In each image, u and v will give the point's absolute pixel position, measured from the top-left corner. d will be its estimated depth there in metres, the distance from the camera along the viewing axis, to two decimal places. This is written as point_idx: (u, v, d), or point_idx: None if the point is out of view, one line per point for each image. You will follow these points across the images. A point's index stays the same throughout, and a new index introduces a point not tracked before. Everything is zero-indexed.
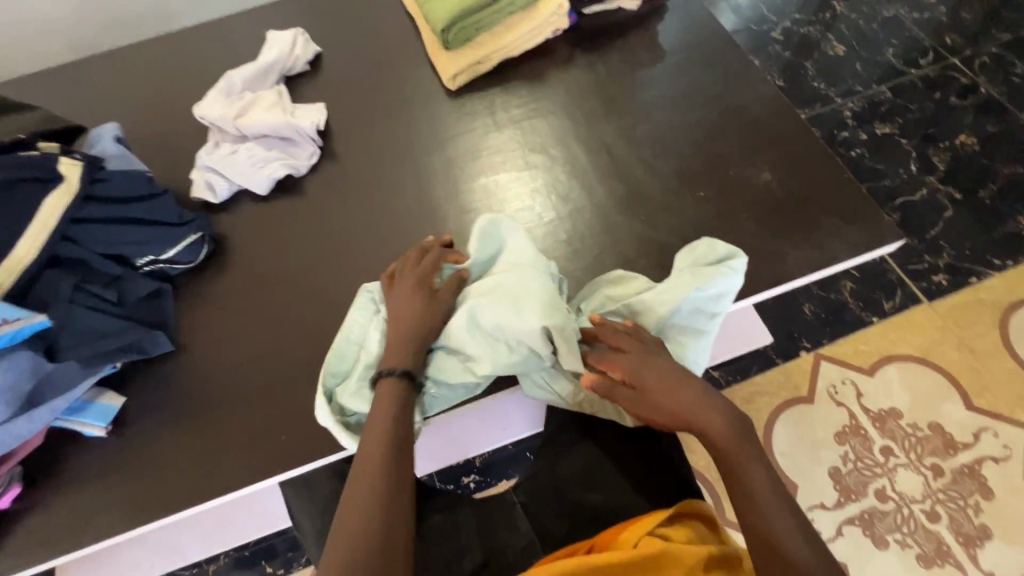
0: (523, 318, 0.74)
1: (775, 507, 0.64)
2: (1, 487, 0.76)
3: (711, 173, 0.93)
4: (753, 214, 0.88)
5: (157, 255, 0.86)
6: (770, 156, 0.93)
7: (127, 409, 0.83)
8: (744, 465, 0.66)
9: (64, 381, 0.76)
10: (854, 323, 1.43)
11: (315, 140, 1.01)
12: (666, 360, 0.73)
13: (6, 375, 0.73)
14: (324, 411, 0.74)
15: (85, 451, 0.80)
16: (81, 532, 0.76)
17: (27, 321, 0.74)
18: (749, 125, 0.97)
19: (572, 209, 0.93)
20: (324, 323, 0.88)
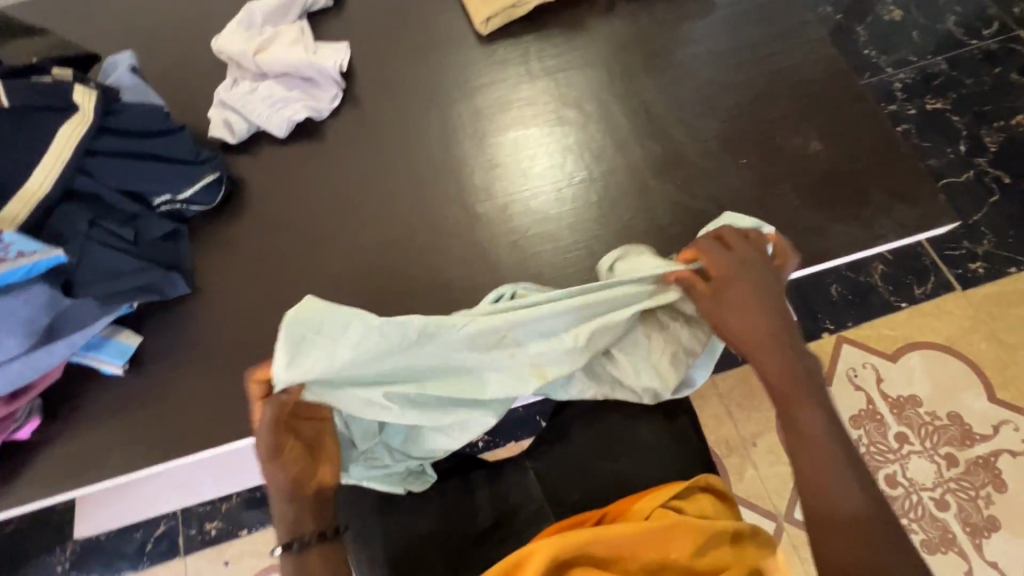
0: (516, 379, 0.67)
1: (845, 470, 0.59)
2: (22, 418, 0.76)
3: (756, 139, 0.87)
4: (798, 186, 0.83)
5: (173, 194, 0.84)
6: (821, 124, 0.87)
7: (143, 348, 0.82)
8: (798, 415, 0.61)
9: (81, 317, 0.76)
10: (882, 307, 1.39)
11: (337, 83, 0.96)
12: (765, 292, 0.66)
13: (24, 307, 0.72)
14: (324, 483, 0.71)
15: (103, 388, 0.80)
16: (100, 467, 0.77)
17: (43, 254, 0.71)
18: (800, 88, 0.90)
19: (604, 171, 0.88)
20: (342, 275, 0.86)
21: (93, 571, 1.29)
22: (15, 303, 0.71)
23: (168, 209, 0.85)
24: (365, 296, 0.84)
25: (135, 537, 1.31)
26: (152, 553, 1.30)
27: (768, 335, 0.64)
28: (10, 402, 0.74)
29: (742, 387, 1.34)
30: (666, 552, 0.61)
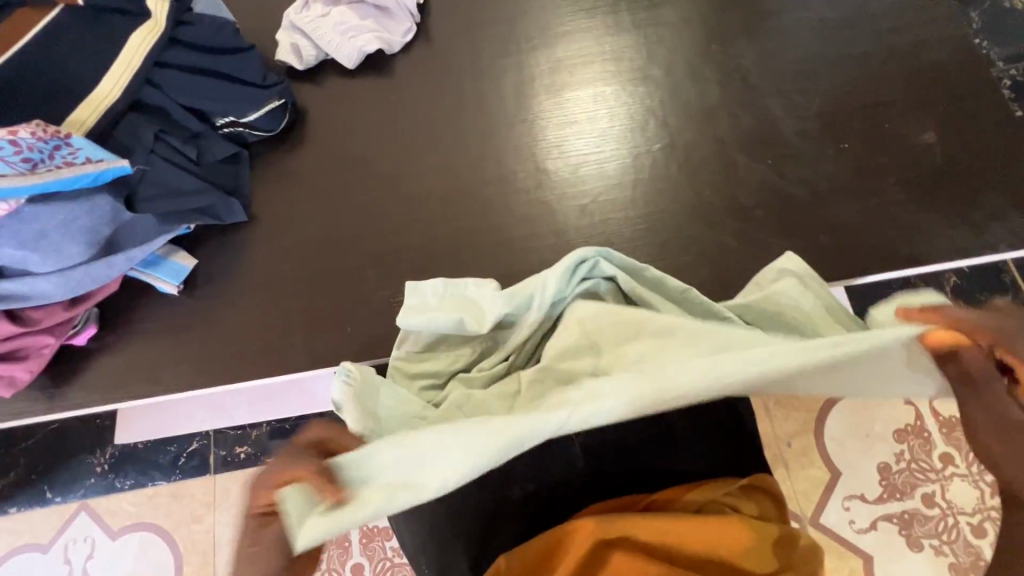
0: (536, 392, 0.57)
1: None
2: (79, 325, 0.77)
3: (862, 123, 0.79)
4: (902, 179, 0.76)
5: (238, 117, 0.81)
6: (938, 114, 0.78)
7: (198, 271, 0.82)
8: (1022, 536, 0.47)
9: (140, 233, 0.75)
10: None
11: (412, 16, 0.90)
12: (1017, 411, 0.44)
13: (87, 217, 0.71)
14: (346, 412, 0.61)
15: (157, 305, 0.81)
16: (149, 381, 0.78)
17: (110, 164, 0.69)
18: (921, 71, 0.81)
19: (688, 140, 0.81)
20: (400, 220, 0.83)
21: (129, 476, 1.36)
22: (79, 211, 0.71)
23: (230, 132, 0.82)
24: (422, 244, 0.81)
25: (169, 450, 1.37)
26: (184, 468, 1.36)
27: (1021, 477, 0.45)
28: (70, 307, 0.75)
29: None
30: (716, 545, 0.59)
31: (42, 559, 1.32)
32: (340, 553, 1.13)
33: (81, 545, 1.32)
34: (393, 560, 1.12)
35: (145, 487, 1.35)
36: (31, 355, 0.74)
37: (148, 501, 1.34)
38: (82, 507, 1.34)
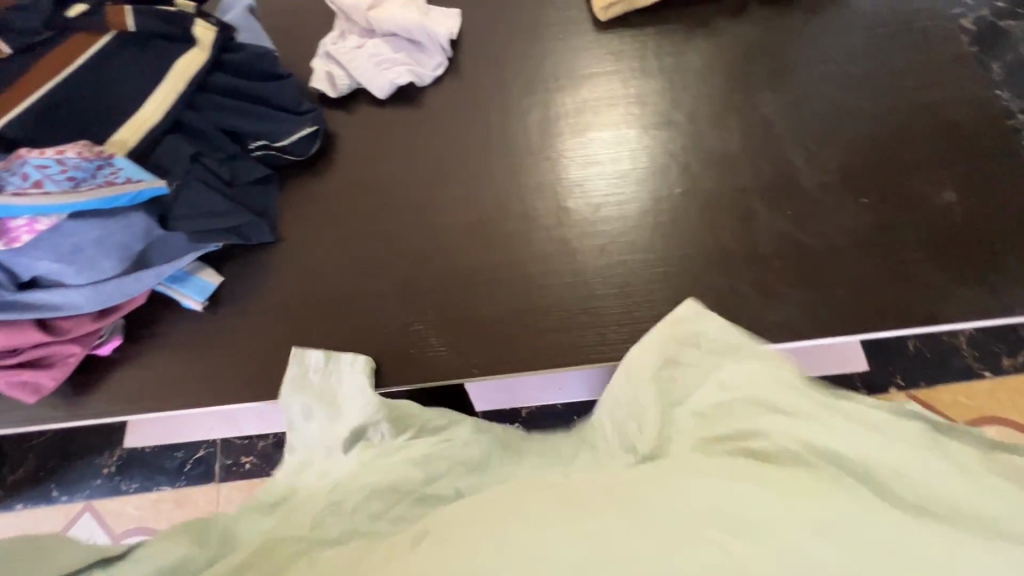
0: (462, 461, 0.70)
1: None
2: (105, 336, 0.79)
3: (882, 178, 0.80)
4: (921, 237, 0.76)
5: (272, 141, 0.83)
6: (958, 174, 0.79)
7: (222, 288, 0.84)
8: None
9: (170, 249, 0.78)
10: (961, 373, 1.29)
11: (444, 51, 0.93)
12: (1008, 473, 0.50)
13: (123, 233, 0.74)
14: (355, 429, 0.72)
15: (181, 320, 0.83)
16: (168, 394, 0.80)
17: (149, 184, 0.72)
18: (943, 130, 0.82)
19: (708, 186, 0.83)
20: (421, 249, 0.84)
21: (135, 480, 1.37)
22: (115, 227, 0.73)
23: (262, 154, 0.85)
24: (442, 275, 0.83)
25: (176, 456, 1.38)
26: (189, 474, 1.37)
27: None
28: (98, 319, 0.77)
29: None
30: None
31: None
32: None
33: None
34: None
35: (150, 491, 1.36)
36: (57, 364, 0.76)
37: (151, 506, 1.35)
38: (87, 508, 1.36)
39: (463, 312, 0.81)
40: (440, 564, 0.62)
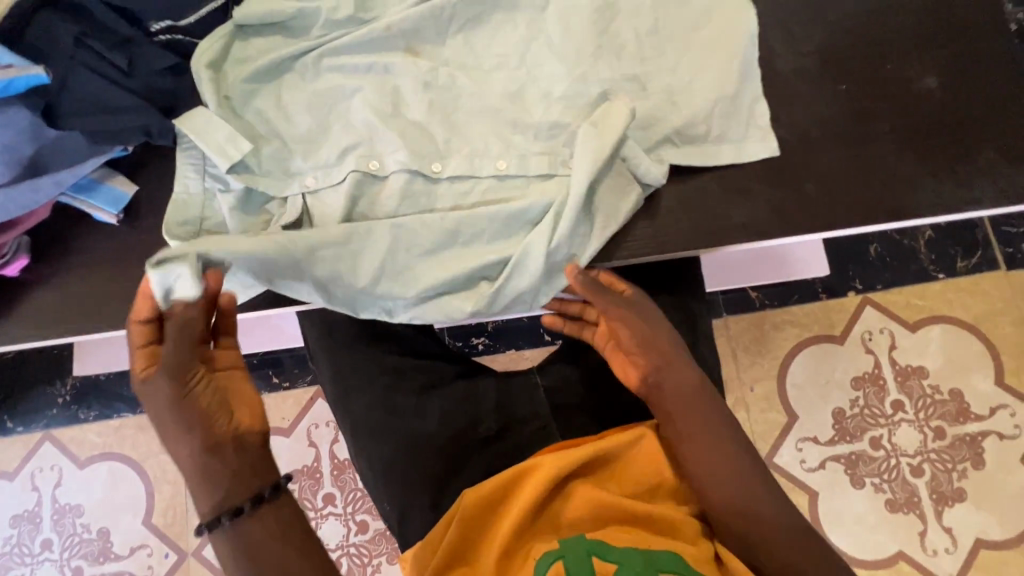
0: (415, 112, 0.73)
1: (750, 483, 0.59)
2: (8, 255, 0.71)
3: (861, 60, 0.75)
4: (898, 127, 0.73)
5: (176, 21, 0.71)
6: (937, 57, 0.74)
7: (139, 199, 0.75)
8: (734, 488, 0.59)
9: (70, 151, 0.68)
10: (917, 274, 1.32)
11: None
12: (652, 318, 0.66)
13: (4, 132, 0.65)
14: (258, 163, 0.70)
15: (96, 235, 0.74)
16: (91, 317, 0.73)
17: (21, 71, 0.62)
18: (926, 8, 0.76)
19: (680, 58, 0.73)
20: (346, 127, 0.72)
21: (92, 408, 1.33)
22: None
23: (169, 40, 0.72)
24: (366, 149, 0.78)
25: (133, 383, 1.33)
26: None
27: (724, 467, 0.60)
28: None
29: (753, 332, 1.30)
30: (663, 476, 0.63)
31: (8, 486, 1.31)
32: (310, 484, 1.22)
33: (47, 474, 1.31)
34: (362, 491, 1.23)
35: (111, 418, 1.33)
36: None
37: (114, 432, 1.33)
38: (46, 437, 1.32)
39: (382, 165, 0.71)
40: (408, 90, 0.73)
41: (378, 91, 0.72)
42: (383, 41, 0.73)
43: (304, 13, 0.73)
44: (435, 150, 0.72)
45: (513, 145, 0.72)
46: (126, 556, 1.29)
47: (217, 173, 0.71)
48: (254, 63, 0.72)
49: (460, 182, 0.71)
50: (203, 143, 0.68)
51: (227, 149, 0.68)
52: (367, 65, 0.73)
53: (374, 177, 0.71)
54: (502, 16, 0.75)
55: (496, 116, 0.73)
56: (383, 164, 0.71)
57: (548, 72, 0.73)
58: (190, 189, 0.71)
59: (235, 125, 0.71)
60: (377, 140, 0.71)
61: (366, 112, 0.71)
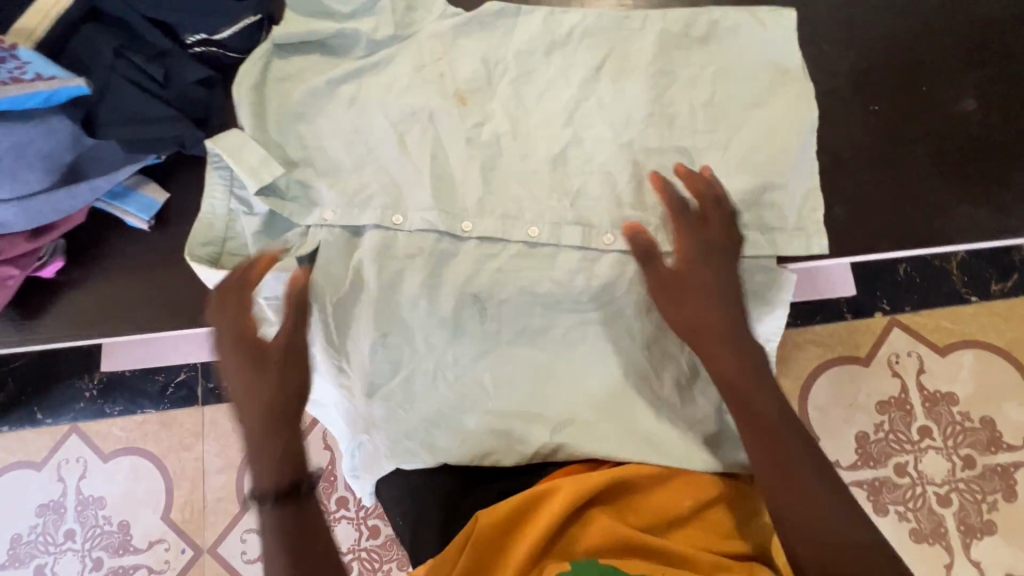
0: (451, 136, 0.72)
1: (781, 470, 0.57)
2: (45, 256, 0.73)
3: (896, 82, 0.73)
4: (931, 151, 0.71)
5: (211, 34, 0.73)
6: (974, 80, 0.73)
7: (169, 206, 0.76)
8: (774, 457, 0.58)
9: (108, 161, 0.71)
10: (948, 297, 1.28)
11: None
12: (657, 268, 0.64)
13: (44, 140, 0.67)
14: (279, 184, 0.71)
15: (129, 239, 0.76)
16: (121, 320, 0.75)
17: (63, 83, 0.63)
18: (965, 29, 0.74)
19: (710, 76, 0.72)
20: (378, 143, 0.73)
21: (117, 403, 1.37)
22: (35, 133, 0.66)
23: (202, 52, 0.74)
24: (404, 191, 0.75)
25: (157, 380, 1.37)
26: (172, 398, 1.37)
27: (779, 445, 0.58)
28: (33, 239, 0.70)
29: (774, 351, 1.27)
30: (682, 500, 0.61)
31: (36, 476, 1.35)
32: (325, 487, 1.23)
33: (73, 465, 1.35)
34: None
35: (134, 414, 1.36)
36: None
37: (137, 428, 1.36)
38: (73, 430, 1.36)
39: (419, 198, 0.71)
40: (436, 107, 0.73)
41: (420, 124, 0.73)
42: (414, 62, 0.74)
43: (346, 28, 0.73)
44: (472, 176, 0.72)
45: (546, 204, 0.71)
46: (144, 550, 1.32)
47: (243, 196, 0.72)
48: (299, 85, 0.74)
49: (486, 240, 0.70)
50: (235, 164, 0.69)
51: (259, 172, 0.69)
52: (400, 92, 0.73)
53: (396, 232, 0.70)
54: (531, 33, 0.75)
55: (531, 136, 0.73)
56: (407, 220, 0.70)
57: (594, 127, 0.72)
58: (216, 210, 0.72)
59: (271, 149, 0.72)
60: (415, 170, 0.71)
61: (400, 135, 0.72)
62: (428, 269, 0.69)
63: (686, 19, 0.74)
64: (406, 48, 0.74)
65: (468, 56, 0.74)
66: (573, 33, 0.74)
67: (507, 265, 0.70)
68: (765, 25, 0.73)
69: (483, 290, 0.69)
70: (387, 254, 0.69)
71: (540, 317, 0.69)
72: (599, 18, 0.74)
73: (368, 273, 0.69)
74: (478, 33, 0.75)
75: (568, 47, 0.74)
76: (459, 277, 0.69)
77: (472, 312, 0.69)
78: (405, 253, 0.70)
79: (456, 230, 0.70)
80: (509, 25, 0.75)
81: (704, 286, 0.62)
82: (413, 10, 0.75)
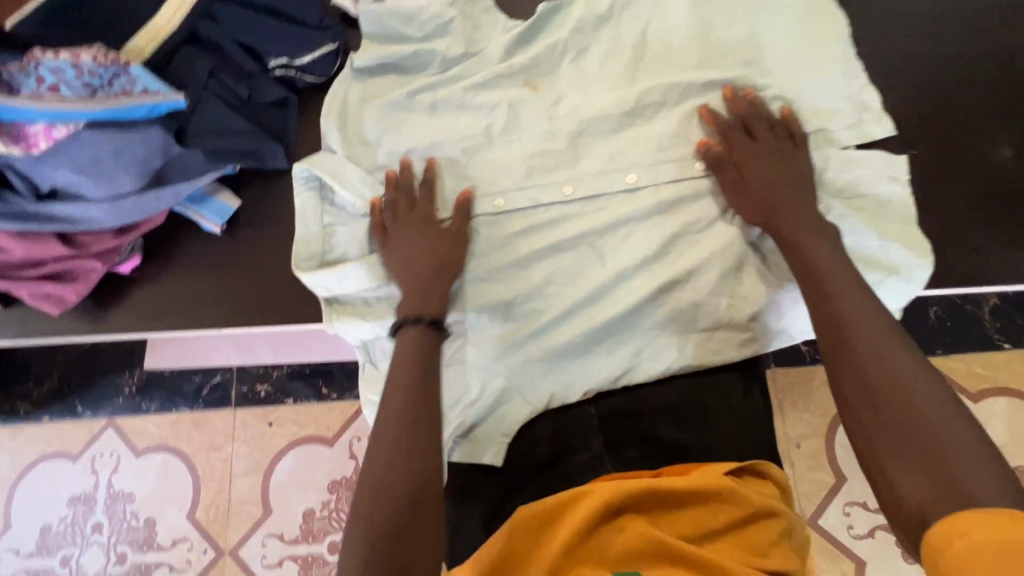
0: (507, 159, 0.78)
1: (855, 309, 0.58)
2: (125, 253, 0.78)
3: (932, 127, 0.77)
4: (967, 194, 0.74)
5: (292, 59, 0.79)
6: (1008, 130, 0.76)
7: (239, 211, 0.82)
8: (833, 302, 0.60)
9: (189, 168, 0.76)
10: (979, 342, 1.28)
11: None
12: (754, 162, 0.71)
13: (140, 148, 0.72)
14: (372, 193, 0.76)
15: (199, 241, 0.82)
16: (186, 316, 0.80)
17: (165, 97, 0.71)
18: (998, 83, 0.78)
19: None
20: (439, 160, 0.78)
21: (154, 400, 1.42)
22: (134, 141, 0.72)
23: (282, 75, 0.81)
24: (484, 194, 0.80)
25: (194, 380, 1.42)
26: (206, 398, 1.41)
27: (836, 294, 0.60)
28: (118, 236, 0.76)
29: (802, 386, 1.27)
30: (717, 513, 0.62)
31: (70, 467, 1.39)
32: (347, 495, 1.35)
33: (106, 458, 1.39)
34: None
35: (170, 412, 1.41)
36: (78, 279, 0.75)
37: (171, 426, 1.40)
38: (110, 424, 1.41)
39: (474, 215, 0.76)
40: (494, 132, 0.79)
41: (481, 145, 0.79)
42: (476, 89, 0.80)
43: (418, 54, 0.80)
44: (525, 195, 0.76)
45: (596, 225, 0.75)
46: (167, 547, 1.34)
47: (337, 210, 0.78)
48: (373, 105, 0.80)
49: (591, 201, 0.76)
50: (340, 184, 0.76)
51: (363, 192, 0.76)
52: (461, 116, 0.79)
53: (501, 214, 0.76)
54: (585, 69, 0.81)
55: (582, 161, 0.77)
56: (509, 202, 0.76)
57: (642, 156, 0.77)
58: (311, 227, 0.77)
59: (358, 160, 0.79)
60: (490, 175, 0.77)
61: (459, 157, 0.78)
62: (549, 220, 0.76)
63: (731, 62, 0.79)
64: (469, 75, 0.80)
65: (526, 87, 0.80)
66: (625, 70, 0.80)
67: (614, 216, 0.75)
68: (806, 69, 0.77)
69: (603, 244, 0.75)
70: (497, 228, 0.76)
71: (645, 266, 0.73)
72: (650, 58, 0.80)
73: (491, 231, 0.75)
74: (537, 65, 0.80)
75: (621, 80, 0.80)
76: (581, 229, 0.75)
77: (593, 255, 0.74)
78: (530, 211, 0.76)
79: (560, 195, 0.76)
80: (565, 60, 0.81)
81: (760, 173, 0.70)
82: (477, 28, 0.82)
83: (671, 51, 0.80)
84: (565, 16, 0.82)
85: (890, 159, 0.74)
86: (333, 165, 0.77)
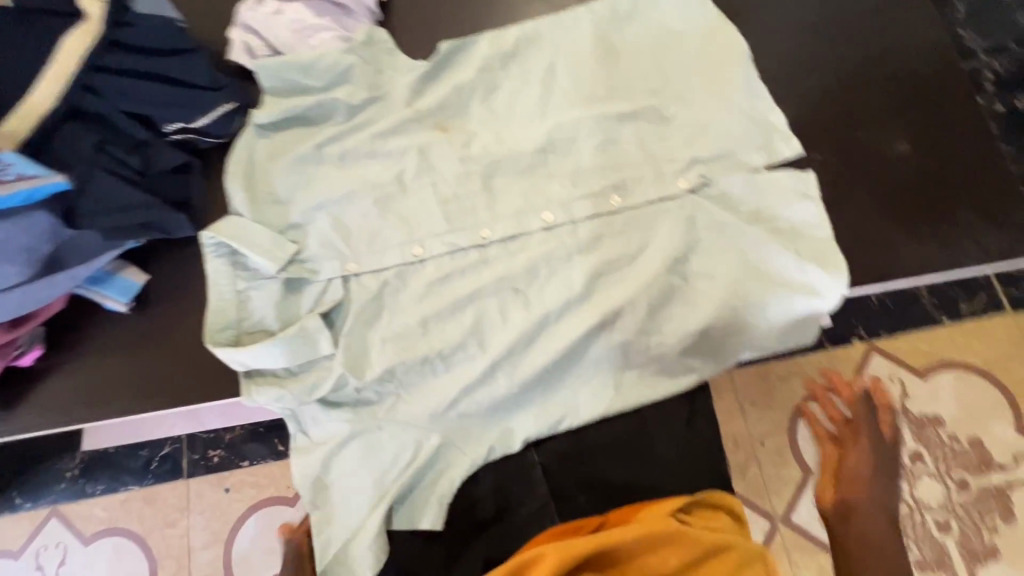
0: (421, 203, 0.76)
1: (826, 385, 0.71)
2: (23, 346, 0.74)
3: (834, 130, 0.78)
4: (873, 192, 0.76)
5: (187, 123, 0.77)
6: (905, 125, 0.78)
7: (148, 286, 0.78)
8: None
9: (84, 250, 0.72)
10: (921, 319, 1.31)
11: (372, 13, 0.84)
12: None
13: (23, 236, 0.68)
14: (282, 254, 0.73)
15: (108, 322, 0.77)
16: (100, 404, 0.75)
17: (44, 180, 0.68)
18: (891, 79, 0.80)
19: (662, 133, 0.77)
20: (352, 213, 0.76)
21: (99, 482, 1.33)
22: (14, 230, 0.68)
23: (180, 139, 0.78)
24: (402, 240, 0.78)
25: (141, 455, 1.34)
26: (156, 472, 1.34)
27: None
28: (12, 329, 0.71)
29: (760, 385, 1.27)
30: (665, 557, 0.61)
31: (13, 566, 1.30)
32: None
33: (53, 551, 1.30)
34: None
35: (117, 492, 1.33)
36: None
37: (120, 507, 1.32)
38: (53, 514, 1.32)
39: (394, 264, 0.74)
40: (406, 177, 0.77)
41: (394, 192, 0.77)
42: (383, 135, 0.78)
43: (319, 106, 0.78)
44: (443, 239, 0.75)
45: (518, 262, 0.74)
46: None
47: (249, 273, 0.74)
48: (278, 160, 0.77)
49: (510, 242, 0.75)
50: (251, 249, 0.72)
51: (275, 253, 0.72)
52: (370, 165, 0.77)
53: (420, 263, 0.74)
54: (492, 105, 0.80)
55: (497, 198, 0.76)
56: (427, 249, 0.74)
57: (557, 187, 0.76)
58: (224, 295, 0.72)
59: (267, 221, 0.75)
60: (405, 223, 0.75)
61: (372, 206, 0.76)
62: (467, 266, 0.74)
63: (634, 84, 0.79)
64: (374, 122, 0.78)
65: (434, 128, 0.79)
66: (532, 102, 0.79)
67: (534, 256, 0.74)
68: (708, 84, 0.78)
69: (523, 283, 0.73)
70: (419, 277, 0.74)
71: (571, 303, 0.72)
72: (556, 86, 0.80)
73: (411, 284, 0.74)
74: (443, 105, 0.79)
75: (528, 113, 0.79)
76: (503, 271, 0.73)
77: (516, 297, 0.73)
78: (448, 258, 0.75)
79: (478, 239, 0.74)
80: (471, 97, 0.80)
81: None
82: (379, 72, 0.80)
83: (575, 78, 0.79)
84: (468, 52, 0.81)
85: (799, 177, 0.74)
86: (241, 228, 0.73)
